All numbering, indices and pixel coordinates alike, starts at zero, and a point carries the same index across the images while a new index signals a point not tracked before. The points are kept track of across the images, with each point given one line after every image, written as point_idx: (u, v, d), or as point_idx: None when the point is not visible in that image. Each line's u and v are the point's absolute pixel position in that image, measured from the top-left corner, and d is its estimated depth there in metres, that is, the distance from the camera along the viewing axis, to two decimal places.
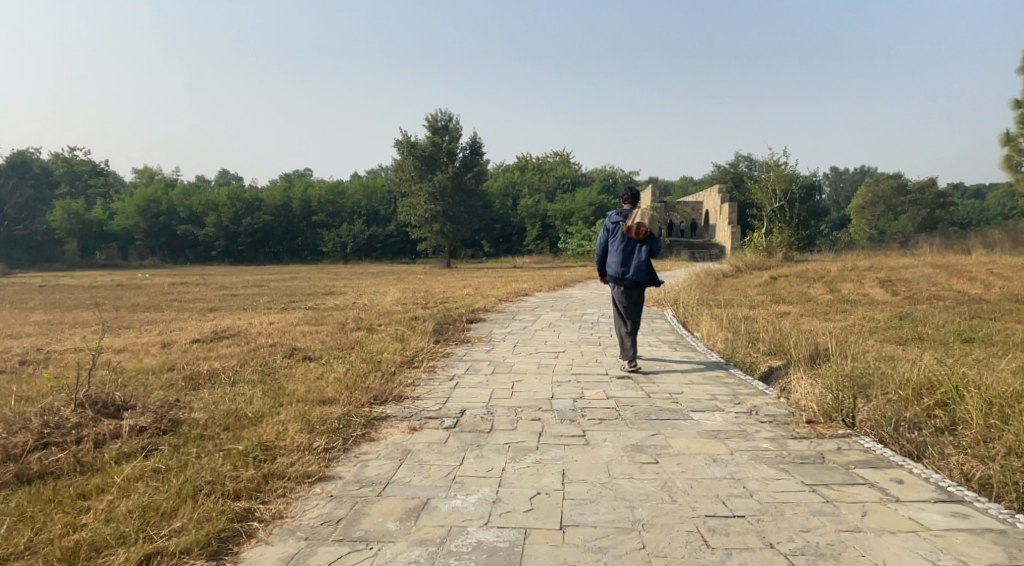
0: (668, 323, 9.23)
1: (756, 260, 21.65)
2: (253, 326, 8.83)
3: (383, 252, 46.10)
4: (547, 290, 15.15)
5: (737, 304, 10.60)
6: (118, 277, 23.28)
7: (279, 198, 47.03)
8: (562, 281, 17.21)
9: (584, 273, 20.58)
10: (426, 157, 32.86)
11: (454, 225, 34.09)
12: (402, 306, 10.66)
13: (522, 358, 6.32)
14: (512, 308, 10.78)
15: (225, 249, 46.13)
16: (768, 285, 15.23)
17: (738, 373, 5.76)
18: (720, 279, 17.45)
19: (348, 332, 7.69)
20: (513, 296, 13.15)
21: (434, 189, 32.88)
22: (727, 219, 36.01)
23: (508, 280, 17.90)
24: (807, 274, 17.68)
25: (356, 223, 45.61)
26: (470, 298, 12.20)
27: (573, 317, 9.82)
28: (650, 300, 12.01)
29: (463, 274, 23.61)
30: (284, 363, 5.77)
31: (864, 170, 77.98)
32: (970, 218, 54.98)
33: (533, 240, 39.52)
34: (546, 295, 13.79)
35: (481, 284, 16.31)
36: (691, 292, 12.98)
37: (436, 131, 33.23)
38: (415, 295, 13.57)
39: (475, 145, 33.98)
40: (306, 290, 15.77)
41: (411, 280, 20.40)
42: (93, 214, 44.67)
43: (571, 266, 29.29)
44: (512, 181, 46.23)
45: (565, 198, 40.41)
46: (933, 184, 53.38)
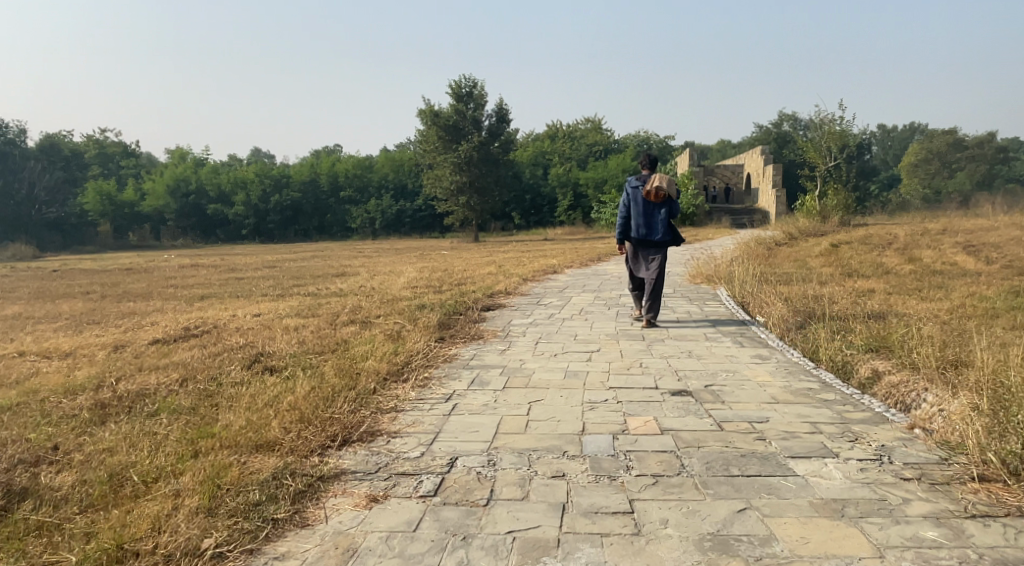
0: (724, 306, 7.75)
1: (809, 226, 19.86)
2: (235, 318, 7.59)
3: (412, 226, 45.00)
4: (579, 266, 13.71)
5: (803, 280, 9.05)
6: (134, 260, 22.41)
7: (306, 173, 46.36)
8: (595, 255, 15.73)
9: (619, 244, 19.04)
10: (450, 127, 31.41)
11: (481, 197, 32.72)
12: (412, 290, 9.34)
13: (546, 362, 4.95)
14: (540, 291, 9.39)
15: (255, 228, 45.57)
16: (829, 254, 13.57)
17: (835, 381, 4.29)
18: (772, 248, 15.82)
19: (337, 328, 6.39)
20: (541, 274, 11.78)
21: (460, 160, 31.44)
22: (771, 182, 33.95)
23: (536, 256, 16.48)
24: (871, 240, 15.90)
25: (384, 197, 44.56)
26: (493, 279, 10.85)
27: (610, 300, 8.41)
28: (698, 276, 10.52)
29: (491, 249, 22.27)
30: (237, 378, 4.46)
31: (914, 126, 73.86)
32: None
33: (565, 210, 37.96)
34: (578, 273, 12.40)
35: (507, 261, 14.94)
36: (742, 264, 11.45)
37: (460, 98, 31.67)
38: (433, 275, 12.27)
39: (501, 112, 32.37)
40: (318, 271, 14.62)
41: (434, 256, 19.14)
42: (124, 196, 44.33)
43: (605, 237, 27.71)
44: (542, 150, 44.52)
45: (598, 165, 38.62)
46: (992, 139, 50.05)
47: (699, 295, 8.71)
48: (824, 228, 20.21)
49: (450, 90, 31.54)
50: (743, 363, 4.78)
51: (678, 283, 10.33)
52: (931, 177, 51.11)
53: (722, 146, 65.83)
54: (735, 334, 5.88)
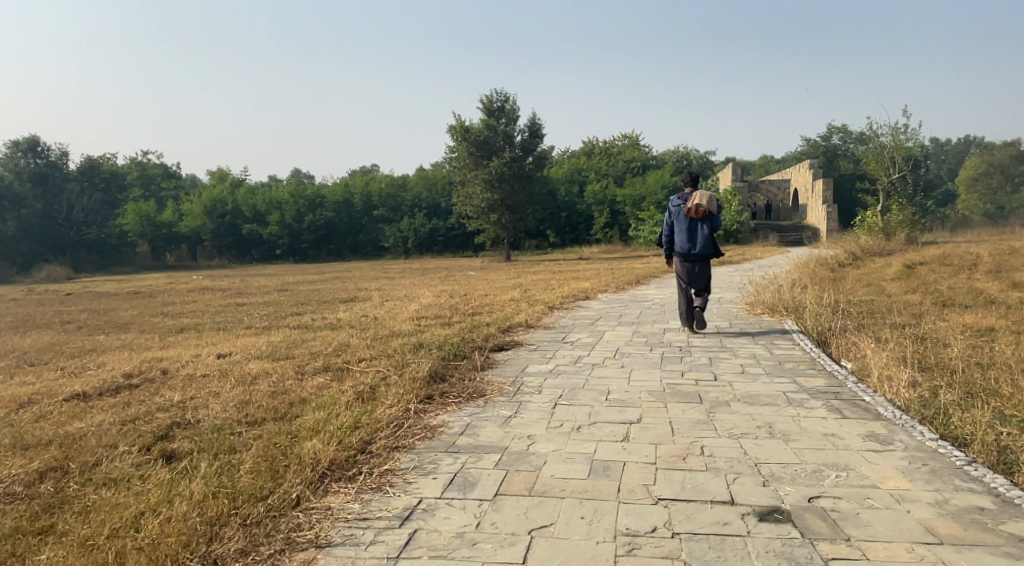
0: (798, 346, 6.17)
1: (872, 244, 18.06)
2: (196, 358, 6.29)
3: (446, 245, 44.02)
4: (615, 290, 12.20)
5: (890, 314, 7.48)
6: (152, 283, 21.55)
7: (340, 193, 45.74)
8: (634, 277, 14.22)
9: (660, 265, 17.53)
10: (482, 143, 30.33)
11: (513, 215, 31.44)
12: (418, 322, 7.99)
13: (568, 442, 3.49)
14: (568, 324, 7.92)
15: (289, 248, 45.11)
16: (905, 277, 11.83)
17: (1014, 494, 2.75)
18: (834, 269, 14.13)
19: (305, 378, 5.00)
20: (571, 300, 10.34)
21: (491, 177, 30.27)
22: (821, 197, 31.96)
23: (570, 277, 15.03)
24: (949, 261, 14.07)
25: (417, 216, 43.69)
26: (515, 307, 9.44)
27: (651, 337, 6.91)
28: (758, 304, 8.94)
29: (521, 270, 20.95)
30: (115, 470, 3.11)
31: (968, 139, 70.40)
32: None
33: (601, 228, 36.57)
34: (614, 298, 10.93)
35: (536, 284, 13.54)
36: (806, 291, 9.81)
37: (491, 113, 30.59)
38: (449, 301, 10.93)
39: (535, 126, 31.16)
40: (328, 295, 13.42)
41: (459, 278, 17.82)
42: (162, 216, 44.41)
43: (644, 257, 26.10)
44: (578, 167, 43.18)
45: (637, 181, 37.04)
46: None
47: (763, 330, 7.16)
48: (888, 247, 18.33)
49: (481, 104, 30.52)
50: (857, 455, 3.26)
51: (734, 313, 8.77)
52: (993, 192, 48.16)
53: (765, 161, 63.54)
54: (829, 396, 4.34)
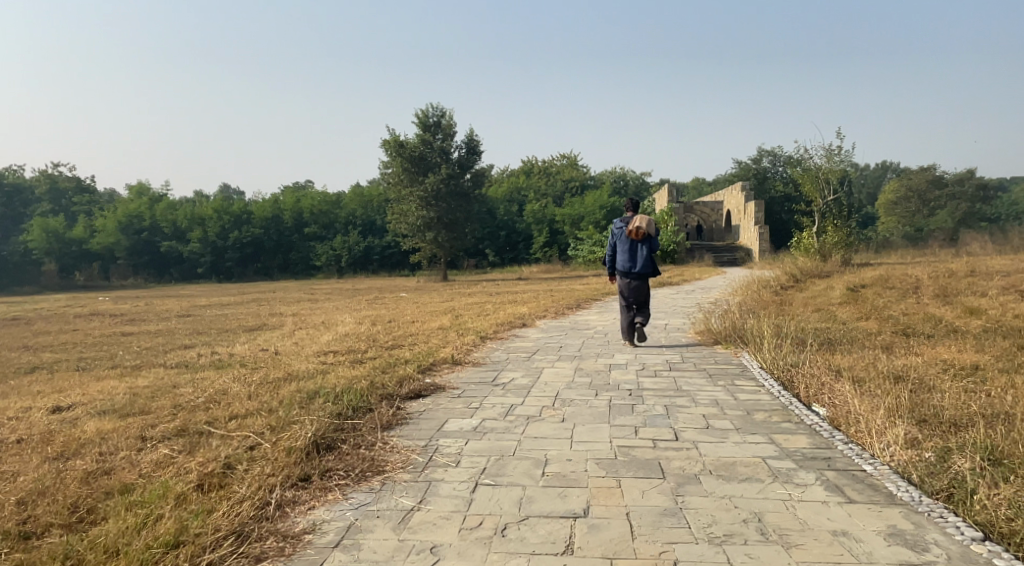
0: (765, 389, 5.29)
1: (811, 266, 17.80)
2: (25, 412, 4.94)
3: (380, 264, 42.45)
4: (554, 314, 11.26)
5: (856, 346, 6.76)
6: (44, 307, 19.37)
7: (269, 210, 43.63)
8: (574, 300, 13.34)
9: (600, 288, 16.74)
10: (417, 158, 29.25)
11: (450, 233, 30.31)
12: (325, 359, 6.80)
13: (487, 561, 2.44)
14: (500, 360, 6.87)
15: (211, 266, 42.64)
16: (852, 301, 11.31)
17: None
18: (779, 291, 13.63)
19: (147, 450, 3.80)
20: (506, 328, 9.32)
21: (427, 194, 29.17)
22: (754, 219, 32.15)
23: (506, 301, 14.02)
24: (890, 283, 13.75)
25: (351, 234, 42.01)
26: (441, 337, 8.36)
27: (596, 376, 5.95)
28: (709, 334, 8.10)
29: (455, 291, 19.87)
30: None
31: (885, 165, 73.47)
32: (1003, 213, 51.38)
33: (540, 247, 35.84)
34: (552, 325, 9.97)
35: (468, 308, 12.50)
36: (758, 318, 9.08)
37: (427, 128, 29.59)
38: (370, 330, 9.74)
39: (472, 143, 30.29)
40: (237, 322, 12.03)
41: (388, 301, 16.58)
42: (74, 232, 41.69)
43: (583, 277, 25.41)
44: (517, 186, 42.54)
45: (575, 200, 36.58)
46: (971, 176, 49.30)
47: (719, 365, 6.27)
48: (826, 269, 18.10)
49: (416, 119, 29.49)
50: None
51: (684, 342, 7.91)
52: (911, 216, 49.94)
53: (698, 184, 64.47)
54: (820, 466, 3.44)
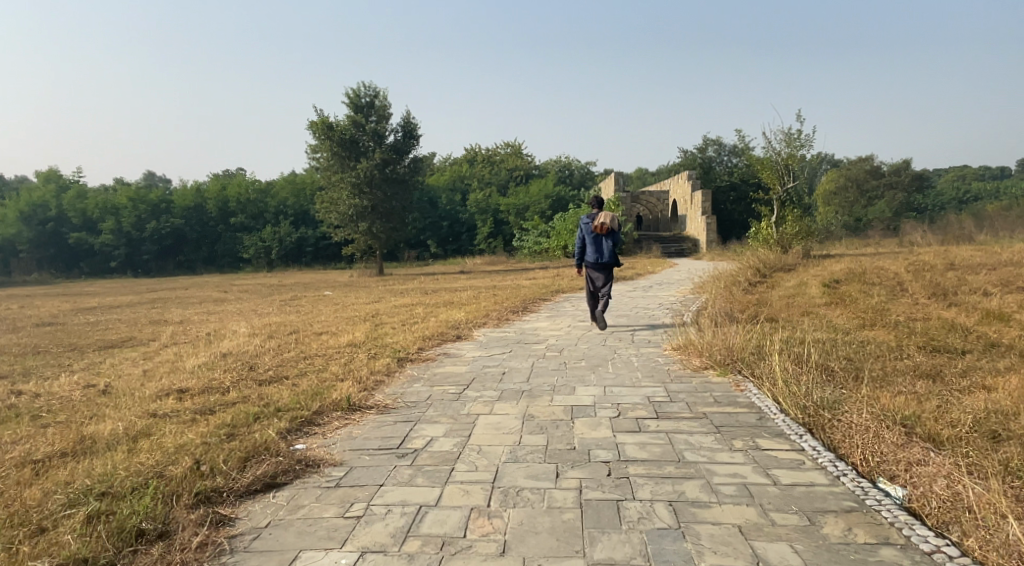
0: (806, 455, 3.53)
1: (773, 259, 16.42)
2: None
3: (314, 257, 39.63)
4: (495, 321, 9.32)
5: (893, 375, 5.07)
6: None
7: (191, 198, 40.20)
8: (520, 301, 11.46)
9: (547, 284, 14.91)
10: (348, 141, 26.83)
11: (385, 222, 27.99)
12: (160, 408, 4.69)
13: None
14: (419, 400, 4.92)
15: (126, 260, 39.09)
16: (840, 302, 9.75)
17: None
18: (749, 289, 12.08)
19: None
20: (435, 344, 7.34)
21: (359, 181, 26.77)
22: (701, 208, 30.94)
23: (442, 301, 12.02)
24: (867, 278, 12.35)
25: (281, 224, 39.01)
26: (344, 360, 6.33)
27: (555, 431, 4.05)
28: (693, 351, 6.32)
29: (387, 288, 17.78)
30: None
31: (822, 156, 74.10)
32: (936, 203, 52.02)
33: (484, 239, 33.93)
34: (492, 336, 8.03)
35: (393, 314, 10.45)
36: (746, 329, 7.39)
37: (358, 109, 27.18)
38: (259, 348, 7.60)
39: (408, 126, 28.03)
40: (100, 335, 9.66)
41: (303, 303, 14.32)
42: None
43: (529, 270, 23.66)
44: (459, 174, 40.37)
45: (520, 189, 34.74)
46: (908, 167, 49.62)
47: (724, 407, 4.46)
48: (788, 262, 16.74)
49: (346, 98, 27.07)
50: None
51: (663, 361, 6.11)
52: (850, 205, 49.97)
53: (641, 174, 63.53)
54: None
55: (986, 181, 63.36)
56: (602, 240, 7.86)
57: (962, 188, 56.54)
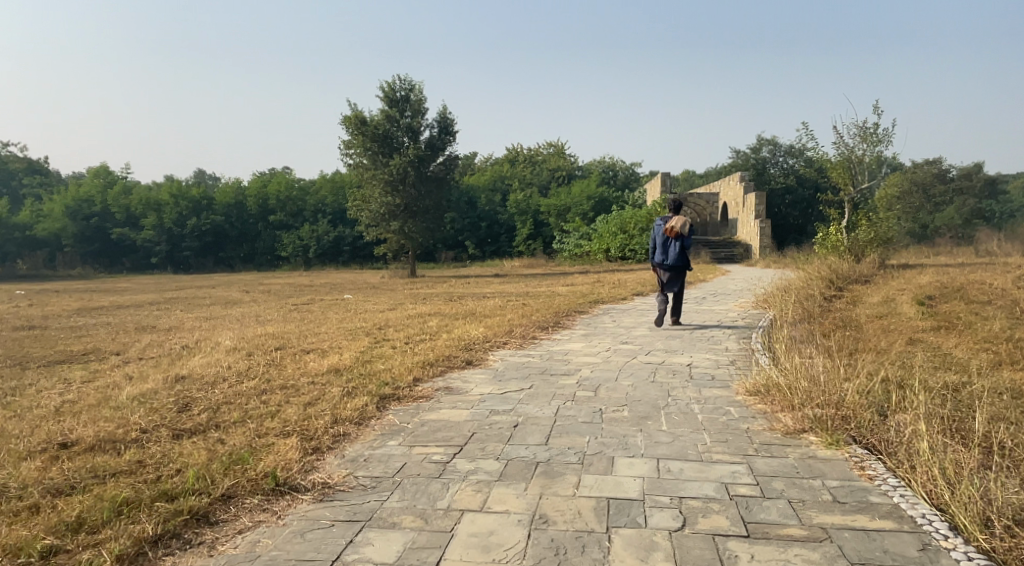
0: None
1: (845, 269, 14.48)
2: None
3: (352, 256, 38.61)
4: (520, 340, 7.72)
5: None
6: None
7: (231, 195, 39.66)
8: (554, 314, 9.88)
9: (588, 293, 13.30)
10: (382, 137, 25.68)
11: (420, 222, 26.67)
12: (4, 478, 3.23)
13: None
14: (385, 471, 3.37)
15: (168, 256, 38.67)
16: (949, 326, 7.89)
17: None
18: (825, 305, 10.25)
19: None
20: (436, 374, 5.78)
21: (392, 178, 25.58)
22: (754, 212, 28.84)
23: (466, 312, 10.52)
24: (968, 297, 10.40)
25: (320, 222, 38.15)
26: (311, 397, 4.83)
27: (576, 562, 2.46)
28: (780, 400, 4.61)
29: (416, 293, 16.36)
30: None
31: None
32: (1009, 210, 48.32)
33: (524, 240, 32.43)
34: (510, 363, 6.41)
35: (402, 327, 8.93)
36: (844, 367, 5.64)
37: (393, 103, 25.99)
38: (221, 370, 6.13)
39: (445, 121, 26.68)
40: (68, 344, 8.39)
41: (318, 307, 12.96)
42: (17, 216, 37.99)
43: (570, 275, 22.05)
44: (501, 174, 38.97)
45: (562, 190, 33.18)
46: (980, 170, 46.23)
47: (857, 520, 2.78)
48: (861, 274, 14.76)
49: (380, 91, 25.88)
50: None
51: (738, 414, 4.44)
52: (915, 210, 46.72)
53: (688, 175, 61.11)
54: None
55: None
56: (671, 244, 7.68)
57: None
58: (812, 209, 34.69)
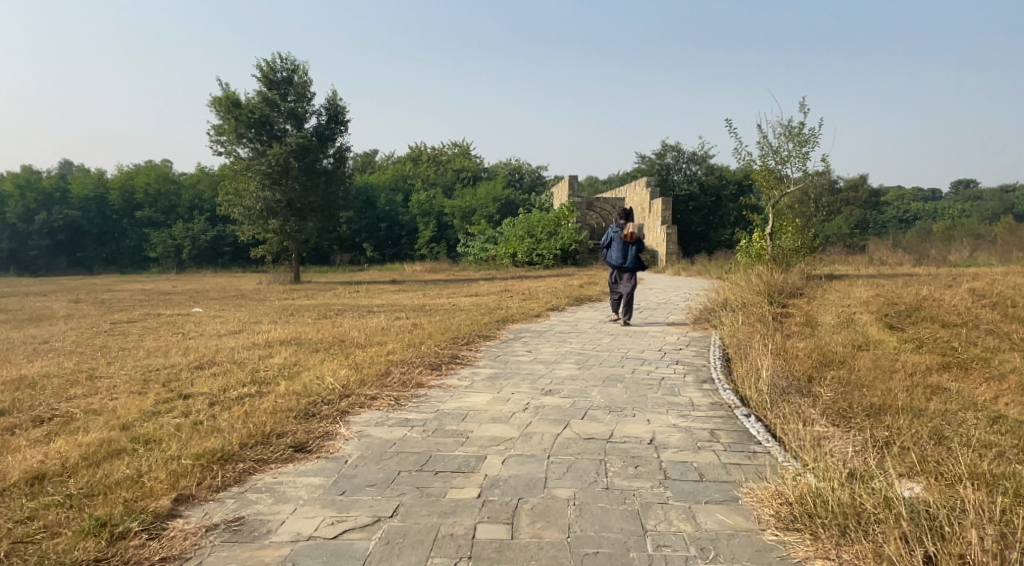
0: None
1: (779, 280, 12.93)
2: None
3: (232, 259, 34.54)
4: (395, 391, 5.20)
5: None
6: None
7: (91, 186, 34.57)
8: (449, 341, 7.48)
9: (492, 309, 10.97)
10: (258, 123, 22.39)
11: (304, 220, 23.48)
12: None
13: None
14: None
15: (10, 257, 33.20)
16: (957, 365, 6.13)
17: None
18: (780, 328, 8.40)
19: None
20: (227, 482, 3.26)
21: (271, 169, 22.34)
22: (660, 218, 27.55)
23: (337, 337, 7.92)
24: (935, 320, 8.88)
25: (195, 220, 33.87)
26: None
27: None
28: None
29: (287, 306, 13.43)
30: None
31: None
32: (885, 223, 50.61)
33: (425, 243, 29.81)
34: (371, 446, 3.91)
35: (229, 365, 6.22)
36: (895, 462, 3.66)
37: (272, 84, 22.72)
38: None
39: (335, 108, 23.68)
40: None
41: (147, 327, 9.90)
42: None
43: (473, 282, 19.75)
44: (402, 173, 36.18)
45: (466, 190, 30.88)
46: (864, 181, 47.89)
47: None
48: (794, 285, 13.27)
49: (258, 70, 22.52)
50: None
51: None
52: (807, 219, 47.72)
53: (591, 180, 60.27)
54: None
55: (925, 201, 62.83)
56: (626, 247, 8.39)
57: (902, 206, 55.96)
58: (714, 216, 34.10)
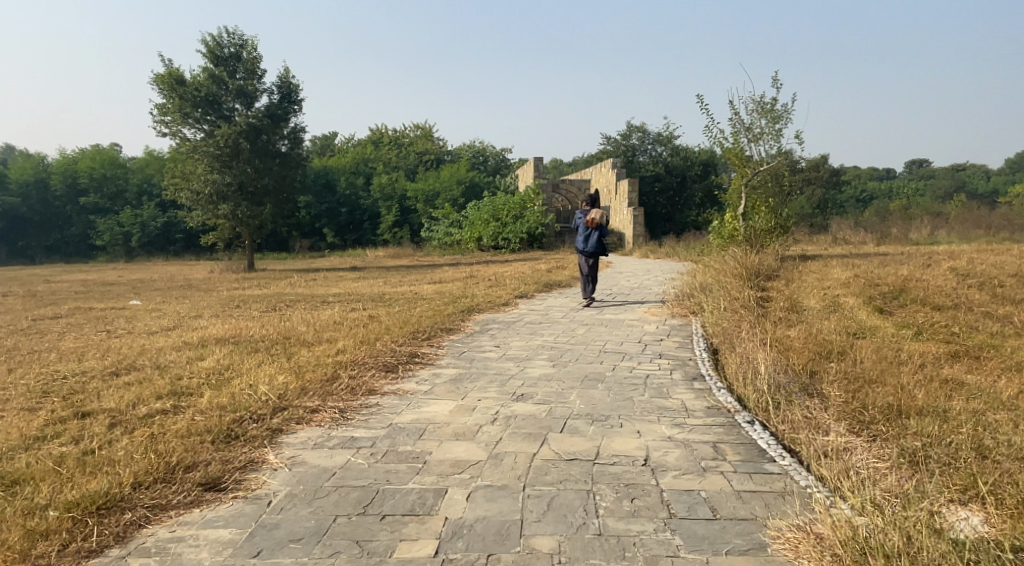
0: None
1: (756, 261, 12.41)
2: None
3: (184, 246, 33.02)
4: (341, 401, 4.43)
5: None
6: None
7: (31, 171, 32.63)
8: (407, 335, 6.71)
9: (456, 297, 10.22)
10: (205, 101, 21.06)
11: (258, 205, 22.29)
12: None
13: None
14: None
15: None
16: (965, 354, 5.60)
17: None
18: (766, 314, 7.82)
19: None
20: (103, 547, 2.48)
21: (220, 151, 21.06)
22: (627, 199, 26.98)
23: (284, 333, 7.10)
24: (924, 302, 8.42)
25: (144, 206, 32.26)
26: None
27: None
28: None
29: (236, 297, 12.46)
30: None
31: None
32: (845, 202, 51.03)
33: (388, 228, 28.79)
34: (305, 479, 3.15)
35: (150, 370, 5.37)
36: (939, 483, 3.04)
37: (218, 60, 21.39)
38: None
39: (288, 86, 22.45)
40: None
41: (73, 324, 8.91)
42: None
43: (437, 268, 18.92)
44: (363, 155, 34.99)
45: (430, 173, 29.92)
46: (825, 162, 48.08)
47: None
48: (770, 268, 12.79)
49: (202, 45, 21.17)
50: None
51: None
52: None
53: (555, 163, 59.55)
54: None
55: (882, 181, 63.74)
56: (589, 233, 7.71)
57: (861, 186, 56.55)
58: (681, 197, 33.72)
